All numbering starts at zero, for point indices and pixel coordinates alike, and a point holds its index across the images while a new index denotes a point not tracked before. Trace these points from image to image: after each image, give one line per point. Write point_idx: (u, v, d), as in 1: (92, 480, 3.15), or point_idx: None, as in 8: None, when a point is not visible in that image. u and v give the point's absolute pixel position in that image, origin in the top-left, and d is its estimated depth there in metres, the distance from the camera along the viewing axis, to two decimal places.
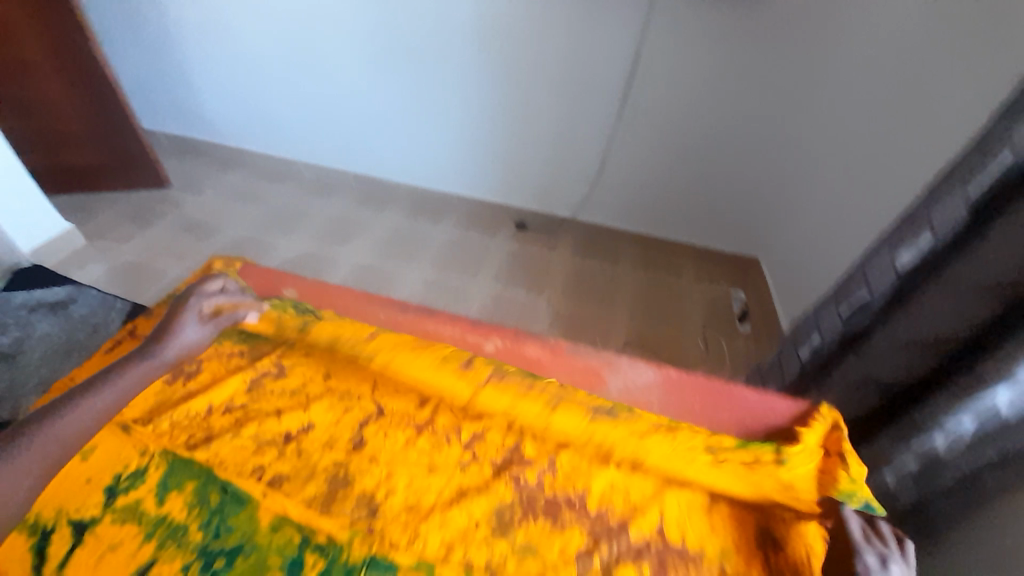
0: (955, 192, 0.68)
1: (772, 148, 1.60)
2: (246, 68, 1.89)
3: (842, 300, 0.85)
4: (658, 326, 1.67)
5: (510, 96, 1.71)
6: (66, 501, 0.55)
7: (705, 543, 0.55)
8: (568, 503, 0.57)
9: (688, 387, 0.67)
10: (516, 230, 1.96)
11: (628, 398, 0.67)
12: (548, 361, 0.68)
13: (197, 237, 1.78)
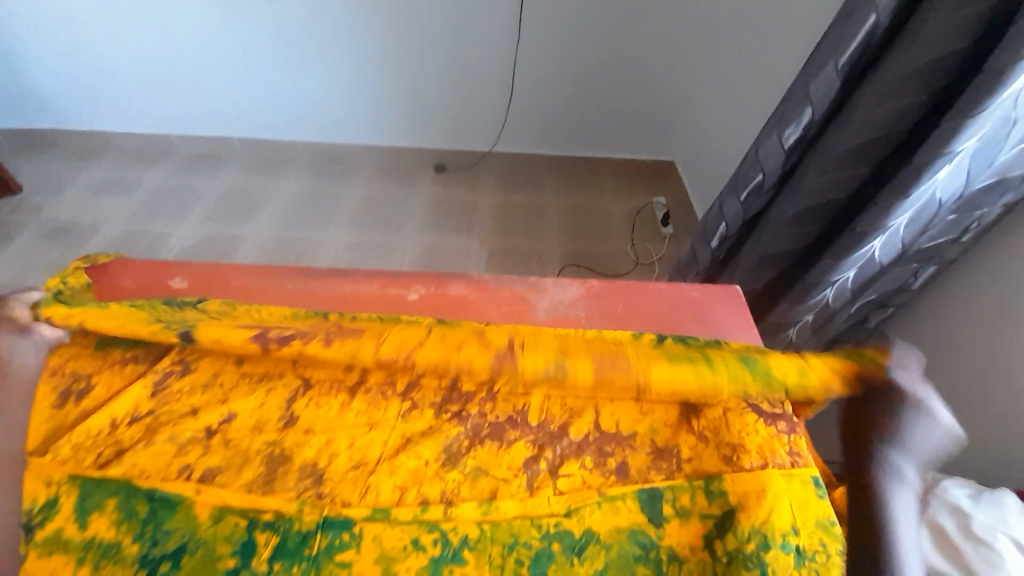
0: (828, 65, 0.71)
1: (672, 45, 1.64)
2: (72, 29, 1.57)
3: (740, 186, 0.89)
4: (591, 244, 1.71)
5: (400, 24, 1.58)
6: None
7: (635, 425, 0.59)
8: (511, 421, 0.59)
9: (606, 293, 0.71)
10: (435, 174, 1.87)
11: (557, 316, 0.69)
12: (473, 295, 0.70)
13: (70, 243, 1.54)
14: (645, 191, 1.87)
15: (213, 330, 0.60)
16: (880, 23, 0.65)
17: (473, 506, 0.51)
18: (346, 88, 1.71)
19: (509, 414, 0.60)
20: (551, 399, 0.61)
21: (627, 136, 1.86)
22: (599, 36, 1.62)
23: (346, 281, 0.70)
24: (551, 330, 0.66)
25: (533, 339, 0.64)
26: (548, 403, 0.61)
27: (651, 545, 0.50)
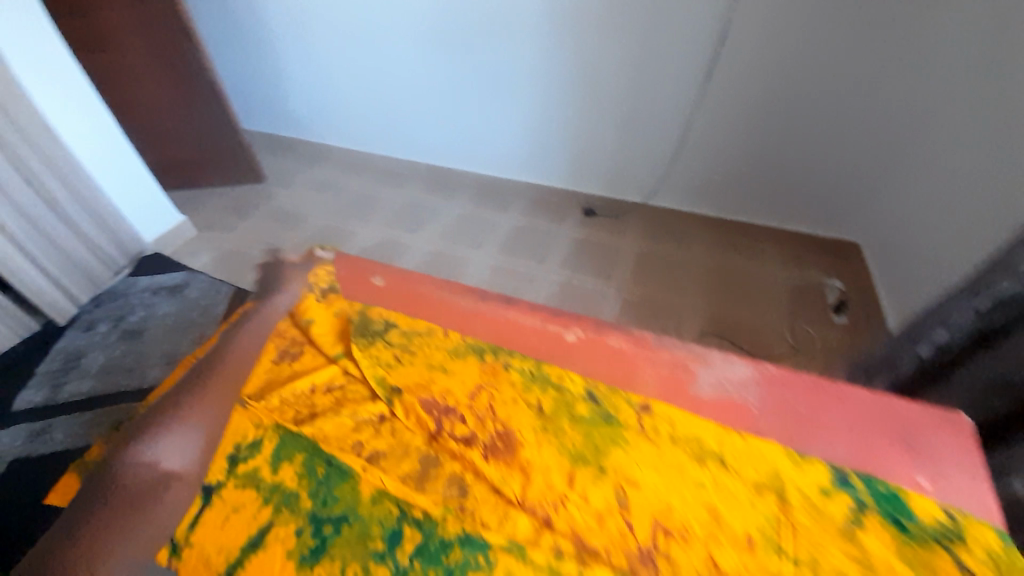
0: None
1: (887, 121, 1.40)
2: (323, 67, 1.97)
3: (981, 291, 0.81)
4: (738, 315, 1.56)
5: (580, 82, 1.63)
6: (199, 466, 0.65)
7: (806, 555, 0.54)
8: (659, 508, 0.58)
9: (788, 387, 0.66)
10: (584, 216, 1.91)
11: (723, 395, 0.66)
12: (630, 352, 0.70)
13: (289, 226, 1.93)
14: (816, 270, 1.65)
15: (401, 349, 0.72)
16: None
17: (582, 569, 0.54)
18: (518, 131, 1.84)
19: (659, 507, 0.58)
20: (707, 490, 0.59)
21: (804, 208, 1.66)
22: (796, 105, 1.46)
23: (509, 310, 0.76)
24: (716, 427, 0.64)
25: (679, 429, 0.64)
26: (705, 493, 0.59)
27: None
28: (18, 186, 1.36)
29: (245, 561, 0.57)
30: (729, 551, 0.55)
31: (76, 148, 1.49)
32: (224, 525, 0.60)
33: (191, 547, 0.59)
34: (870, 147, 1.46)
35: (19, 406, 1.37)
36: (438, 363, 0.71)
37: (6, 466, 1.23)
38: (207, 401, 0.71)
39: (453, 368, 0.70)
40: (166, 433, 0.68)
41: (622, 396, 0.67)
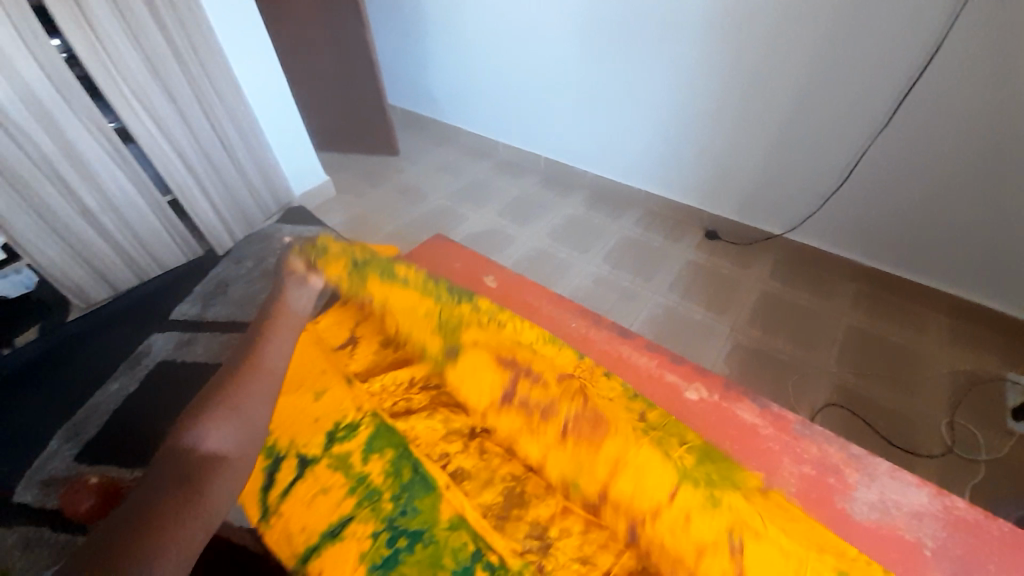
0: None
1: None
2: (467, 53, 2.03)
3: None
4: (878, 390, 1.30)
5: (734, 93, 1.45)
6: (298, 435, 0.71)
7: None
8: None
9: (977, 534, 0.54)
10: (706, 239, 1.74)
11: (881, 518, 0.56)
12: (770, 433, 0.63)
13: (410, 200, 2.04)
14: (999, 360, 1.31)
15: (499, 362, 0.73)
16: None
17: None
18: (649, 139, 1.72)
19: None
20: None
21: (998, 279, 1.31)
22: (1016, 156, 1.14)
23: (625, 345, 0.73)
24: (868, 558, 0.52)
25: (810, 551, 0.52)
26: None
27: None
28: (202, 128, 1.61)
29: (319, 550, 0.61)
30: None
31: (251, 100, 1.71)
32: (307, 505, 0.65)
33: (277, 518, 0.64)
34: None
35: (177, 315, 1.63)
36: (521, 385, 0.68)
37: (157, 363, 1.49)
38: (248, 392, 0.67)
39: (538, 399, 0.68)
40: (206, 420, 0.63)
41: (748, 481, 0.57)
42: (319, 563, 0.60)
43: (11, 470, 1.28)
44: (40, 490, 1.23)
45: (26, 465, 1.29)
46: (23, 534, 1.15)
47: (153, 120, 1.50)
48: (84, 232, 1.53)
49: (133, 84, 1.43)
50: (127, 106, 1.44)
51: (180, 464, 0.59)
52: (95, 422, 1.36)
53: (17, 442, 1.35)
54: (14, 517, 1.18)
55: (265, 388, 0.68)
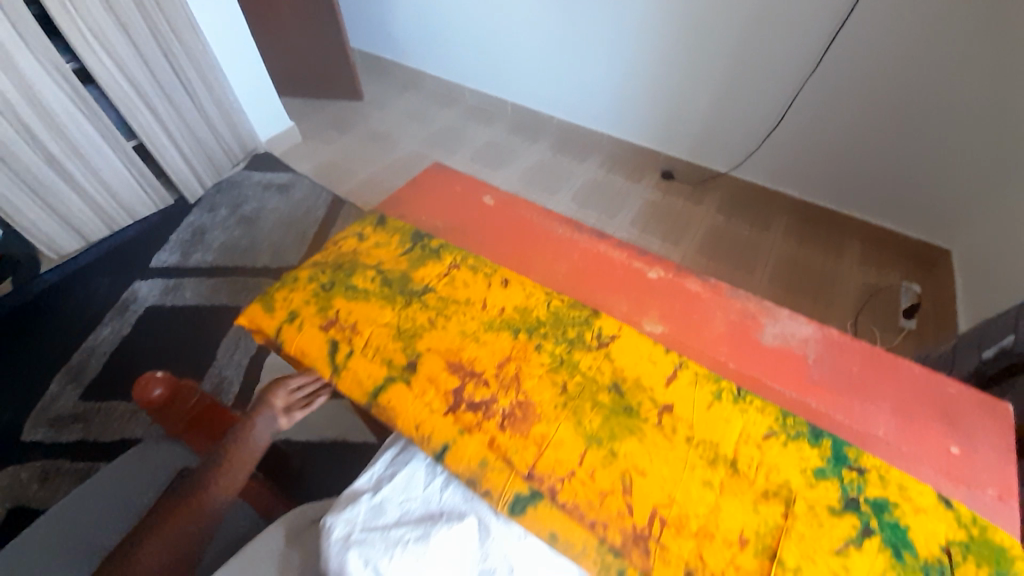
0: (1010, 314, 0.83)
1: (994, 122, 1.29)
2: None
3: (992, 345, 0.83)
4: (802, 301, 1.58)
5: (689, 37, 1.56)
6: (350, 316, 0.66)
7: (921, 534, 0.49)
8: (756, 528, 0.48)
9: (847, 349, 0.66)
10: (662, 179, 1.92)
11: (783, 346, 0.67)
12: (709, 296, 0.70)
13: (382, 146, 2.07)
14: (897, 272, 1.61)
15: (471, 276, 0.71)
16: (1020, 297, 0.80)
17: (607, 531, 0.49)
18: (609, 83, 1.82)
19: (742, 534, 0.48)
20: (802, 541, 0.48)
21: (900, 204, 1.56)
22: (915, 95, 1.35)
23: (601, 243, 0.77)
24: (772, 375, 0.63)
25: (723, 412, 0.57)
26: (798, 543, 0.47)
27: None
28: (160, 68, 1.54)
29: (388, 387, 0.59)
30: (749, 559, 0.47)
31: (210, 41, 1.65)
32: (367, 368, 0.61)
33: (347, 371, 0.61)
34: (975, 149, 1.35)
35: (157, 263, 1.64)
36: (471, 331, 0.64)
37: (146, 308, 1.52)
38: (176, 525, 0.52)
39: (486, 338, 0.63)
40: (140, 545, 0.50)
41: (676, 358, 0.62)
42: (390, 396, 0.58)
43: (15, 414, 1.31)
44: (51, 427, 1.28)
45: (30, 408, 1.32)
46: (45, 465, 1.22)
47: (113, 61, 1.44)
48: (49, 180, 1.47)
49: (87, 19, 1.36)
50: (82, 42, 1.37)
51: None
52: (93, 365, 1.40)
53: (12, 389, 1.36)
54: (31, 452, 1.24)
55: (203, 522, 0.53)
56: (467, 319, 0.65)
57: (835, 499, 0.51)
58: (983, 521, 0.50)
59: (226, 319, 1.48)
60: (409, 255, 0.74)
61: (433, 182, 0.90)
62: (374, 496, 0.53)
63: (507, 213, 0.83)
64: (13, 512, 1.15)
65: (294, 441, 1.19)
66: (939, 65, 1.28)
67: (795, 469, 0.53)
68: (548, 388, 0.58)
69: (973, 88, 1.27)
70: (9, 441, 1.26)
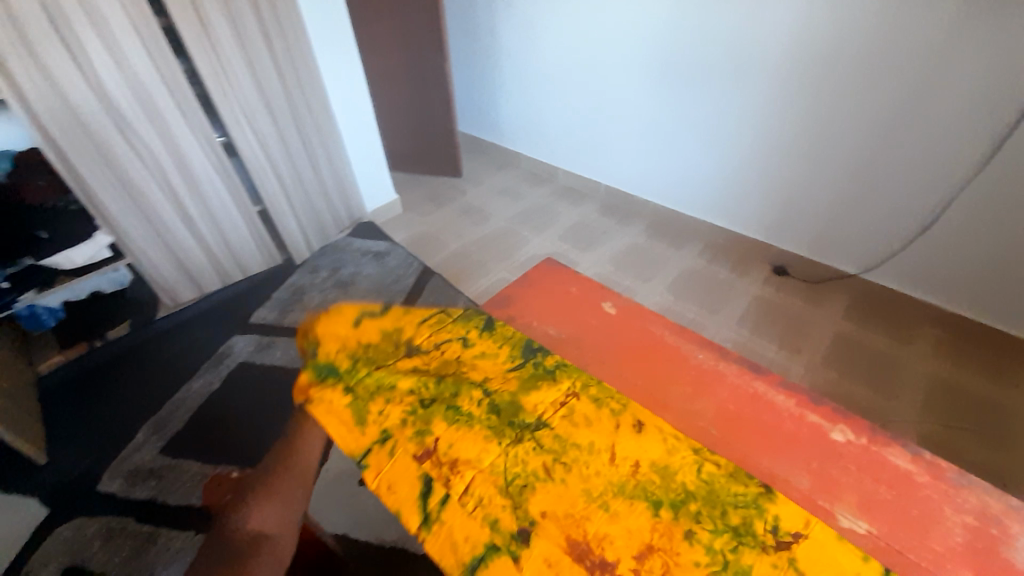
0: None
1: None
2: (536, 83, 2.10)
3: None
4: (975, 444, 1.23)
5: (818, 129, 1.43)
6: (455, 449, 0.59)
7: None
8: None
9: None
10: (774, 275, 1.70)
11: None
12: (928, 482, 0.56)
13: (474, 220, 2.10)
14: None
15: (592, 413, 0.61)
16: None
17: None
18: (718, 171, 1.72)
19: None
20: None
21: None
22: None
23: (759, 381, 0.66)
24: None
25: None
26: None
27: None
28: (291, 144, 1.70)
29: (490, 560, 0.50)
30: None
31: (340, 123, 1.82)
32: (470, 528, 0.52)
33: (440, 525, 0.53)
34: None
35: (257, 319, 1.71)
36: (598, 495, 0.54)
37: (237, 363, 1.56)
38: (284, 485, 0.98)
39: (618, 510, 0.53)
40: (260, 496, 0.96)
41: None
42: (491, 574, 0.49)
43: (103, 456, 1.35)
44: (126, 481, 1.28)
45: (113, 456, 1.34)
46: (110, 523, 1.20)
47: (256, 138, 1.62)
48: (182, 236, 1.63)
49: (242, 102, 1.55)
50: (234, 121, 1.55)
51: (244, 518, 0.94)
52: (178, 419, 1.42)
53: (105, 431, 1.41)
54: (103, 505, 1.24)
55: (301, 486, 0.98)
56: (593, 475, 0.56)
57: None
58: None
59: None
60: (519, 374, 0.66)
61: (545, 279, 0.82)
62: None
63: (635, 330, 0.73)
64: (68, 570, 1.13)
65: (354, 539, 1.07)
66: None
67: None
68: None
69: None
70: (90, 486, 1.28)
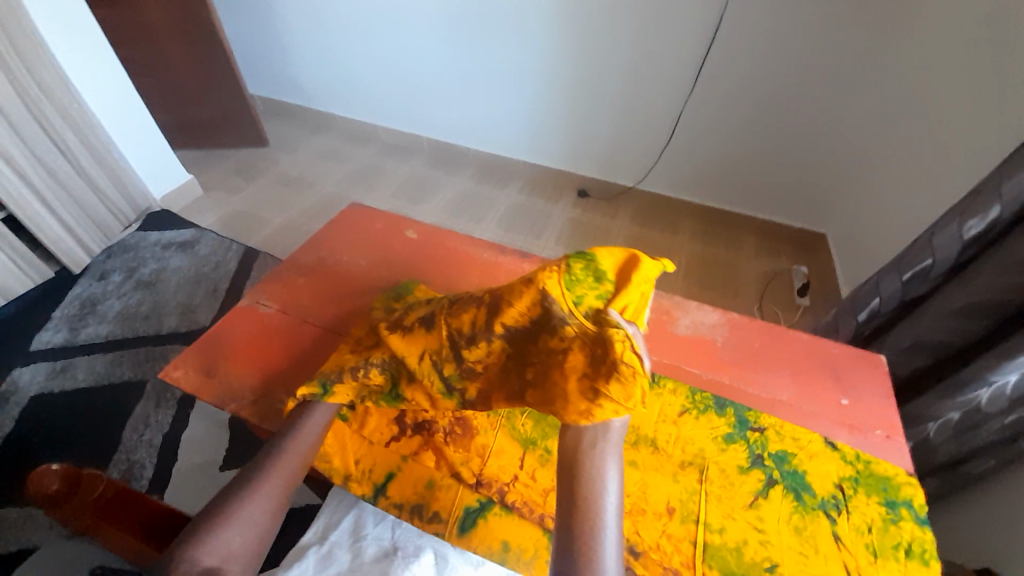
0: (890, 275, 0.91)
1: (834, 123, 1.57)
2: (329, 38, 2.01)
3: (858, 308, 0.99)
4: (716, 288, 1.70)
5: (582, 66, 1.72)
6: (341, 365, 0.74)
7: (818, 481, 0.63)
8: (682, 505, 0.62)
9: (744, 326, 0.80)
10: (579, 198, 2.00)
11: (696, 333, 0.79)
12: None
13: (295, 190, 1.99)
14: (785, 259, 1.80)
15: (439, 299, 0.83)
16: (886, 270, 0.93)
17: (614, 411, 0.56)
18: (515, 110, 1.92)
19: (671, 505, 0.62)
20: (721, 501, 0.62)
21: (779, 200, 1.78)
22: (769, 107, 1.60)
23: (528, 263, 0.90)
24: (682, 360, 0.76)
25: (649, 278, 0.67)
26: (720, 504, 0.62)
27: None
28: (32, 131, 1.38)
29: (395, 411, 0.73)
30: (676, 525, 0.60)
31: (85, 98, 1.51)
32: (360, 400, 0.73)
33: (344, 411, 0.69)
34: (827, 151, 1.62)
35: (39, 344, 1.44)
36: (439, 318, 0.71)
37: (30, 397, 1.32)
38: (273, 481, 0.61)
39: (454, 314, 0.70)
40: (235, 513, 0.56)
41: None
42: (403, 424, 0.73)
43: None
44: None
45: None
46: None
47: None
48: None
49: None
50: None
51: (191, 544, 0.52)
52: None
53: None
54: None
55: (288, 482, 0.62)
56: (433, 313, 0.73)
57: (743, 458, 0.65)
58: (858, 453, 0.66)
59: (132, 394, 1.32)
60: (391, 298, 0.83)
61: (364, 230, 0.97)
62: (322, 545, 0.62)
63: (439, 247, 0.93)
64: None
65: None
66: (780, 82, 1.54)
67: (708, 438, 0.67)
68: (505, 438, 0.72)
69: (815, 97, 1.53)
70: None
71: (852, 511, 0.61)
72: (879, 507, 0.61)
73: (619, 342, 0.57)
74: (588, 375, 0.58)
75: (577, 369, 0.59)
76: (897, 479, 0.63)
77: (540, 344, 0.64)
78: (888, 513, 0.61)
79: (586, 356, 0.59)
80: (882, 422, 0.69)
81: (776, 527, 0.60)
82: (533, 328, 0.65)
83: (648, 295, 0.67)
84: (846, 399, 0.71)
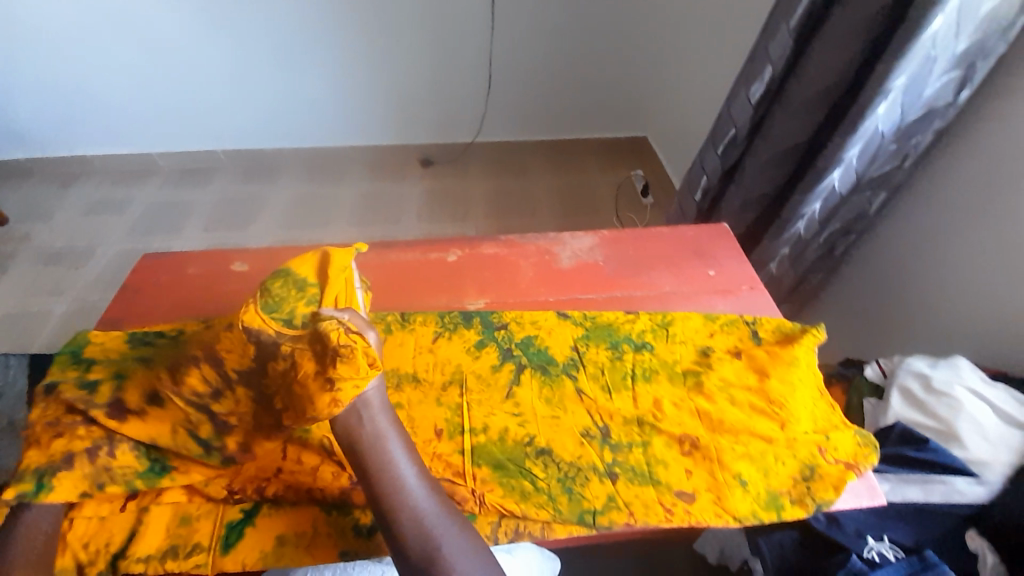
0: (709, 151, 1.01)
1: (622, 30, 1.72)
2: (50, 55, 1.58)
3: (693, 189, 1.09)
4: (582, 213, 1.77)
5: (379, 20, 1.61)
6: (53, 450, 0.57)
7: (559, 350, 0.68)
8: (450, 422, 0.61)
9: (617, 240, 0.83)
10: (424, 167, 1.88)
11: (580, 261, 0.80)
12: (506, 251, 0.81)
13: (71, 264, 1.54)
14: (623, 167, 1.92)
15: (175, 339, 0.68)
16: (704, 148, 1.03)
17: (355, 388, 0.47)
18: (322, 90, 1.73)
19: (437, 426, 0.60)
20: (480, 405, 0.62)
21: (603, 116, 1.90)
22: (565, 26, 1.68)
23: (393, 251, 0.81)
24: (579, 291, 0.76)
25: (345, 259, 0.59)
26: (480, 407, 0.62)
27: (598, 436, 0.61)
28: None
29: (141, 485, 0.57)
30: (445, 444, 0.59)
31: None
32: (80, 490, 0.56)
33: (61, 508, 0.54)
34: (624, 57, 1.78)
35: None
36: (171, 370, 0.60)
37: None
38: None
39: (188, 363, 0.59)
40: None
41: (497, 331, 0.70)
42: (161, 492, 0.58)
43: None
44: None
45: None
46: None
47: None
48: None
49: None
50: None
51: None
52: None
53: None
54: None
55: None
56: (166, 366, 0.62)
57: (494, 359, 0.67)
58: (587, 315, 0.73)
59: None
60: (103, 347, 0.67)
61: (182, 282, 0.78)
62: None
63: None
64: None
65: None
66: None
67: (462, 352, 0.68)
68: None
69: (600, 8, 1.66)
70: None
71: (587, 363, 0.67)
72: (689, 347, 0.69)
73: (333, 330, 0.47)
74: (318, 374, 0.47)
75: (309, 374, 0.47)
76: (735, 324, 0.72)
77: (273, 370, 0.52)
78: (615, 351, 0.68)
79: (312, 357, 0.48)
80: (746, 279, 0.79)
81: (531, 405, 0.63)
82: (260, 362, 0.52)
83: (352, 278, 0.59)
84: (715, 270, 0.80)
